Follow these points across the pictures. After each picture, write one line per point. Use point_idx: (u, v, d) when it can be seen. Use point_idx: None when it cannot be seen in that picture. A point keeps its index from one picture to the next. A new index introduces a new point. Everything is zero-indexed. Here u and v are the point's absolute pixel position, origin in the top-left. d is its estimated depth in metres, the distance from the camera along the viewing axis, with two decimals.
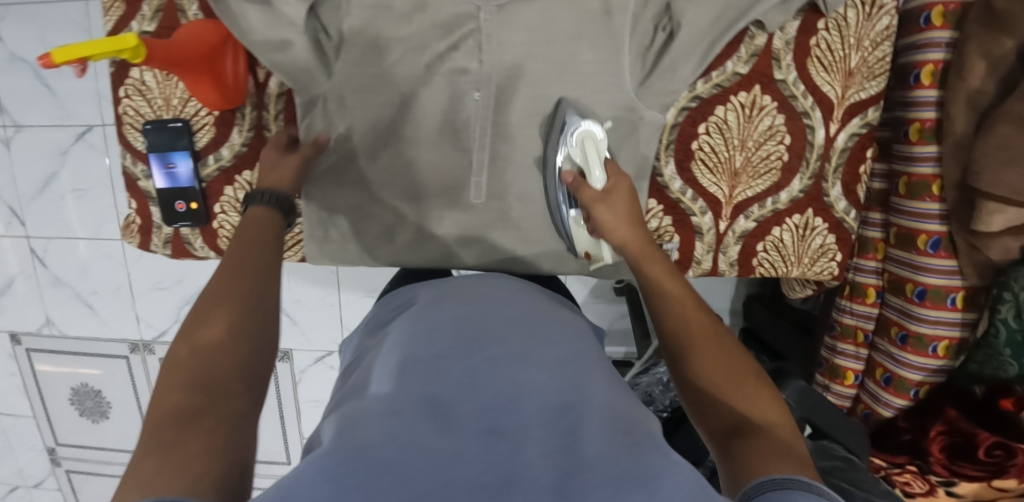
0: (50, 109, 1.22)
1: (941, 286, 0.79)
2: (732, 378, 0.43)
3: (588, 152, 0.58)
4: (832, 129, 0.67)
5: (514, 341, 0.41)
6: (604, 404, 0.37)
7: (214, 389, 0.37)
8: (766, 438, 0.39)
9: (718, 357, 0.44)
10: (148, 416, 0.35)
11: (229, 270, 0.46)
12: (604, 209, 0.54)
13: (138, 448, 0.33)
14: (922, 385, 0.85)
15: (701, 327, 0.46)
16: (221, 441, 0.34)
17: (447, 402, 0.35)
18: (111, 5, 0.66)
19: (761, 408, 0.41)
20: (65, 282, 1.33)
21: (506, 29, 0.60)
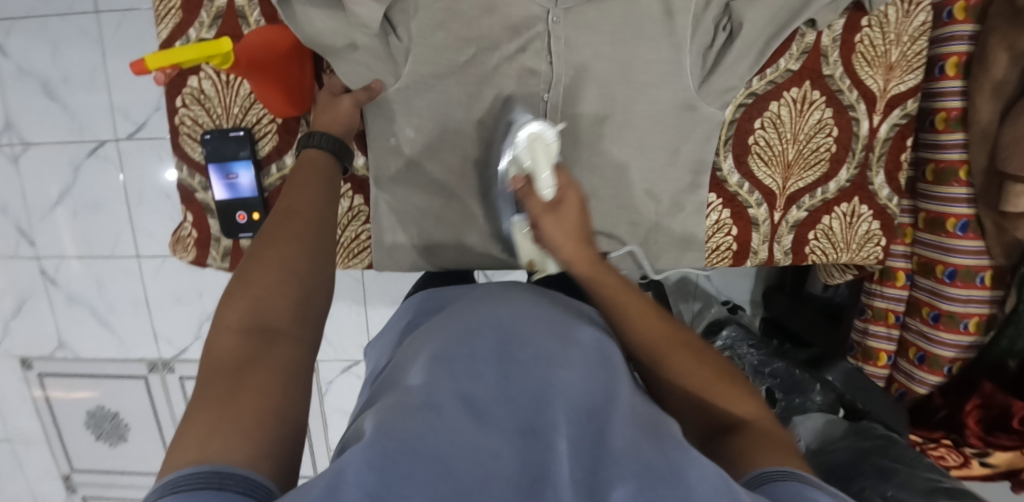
0: (61, 124, 1.19)
1: (970, 265, 0.83)
2: (712, 377, 0.44)
3: (537, 155, 0.54)
4: (876, 120, 0.70)
5: (553, 334, 0.39)
6: (630, 404, 0.36)
7: (269, 329, 0.40)
8: (754, 434, 0.41)
9: (693, 363, 0.44)
10: (210, 359, 0.38)
11: (284, 210, 0.49)
12: (551, 220, 0.51)
13: (202, 386, 0.36)
14: (955, 362, 0.89)
15: (663, 334, 0.45)
16: (274, 402, 0.36)
17: (483, 400, 0.34)
18: (166, 13, 0.64)
19: (743, 404, 0.43)
20: (80, 302, 1.30)
21: (574, 30, 0.62)
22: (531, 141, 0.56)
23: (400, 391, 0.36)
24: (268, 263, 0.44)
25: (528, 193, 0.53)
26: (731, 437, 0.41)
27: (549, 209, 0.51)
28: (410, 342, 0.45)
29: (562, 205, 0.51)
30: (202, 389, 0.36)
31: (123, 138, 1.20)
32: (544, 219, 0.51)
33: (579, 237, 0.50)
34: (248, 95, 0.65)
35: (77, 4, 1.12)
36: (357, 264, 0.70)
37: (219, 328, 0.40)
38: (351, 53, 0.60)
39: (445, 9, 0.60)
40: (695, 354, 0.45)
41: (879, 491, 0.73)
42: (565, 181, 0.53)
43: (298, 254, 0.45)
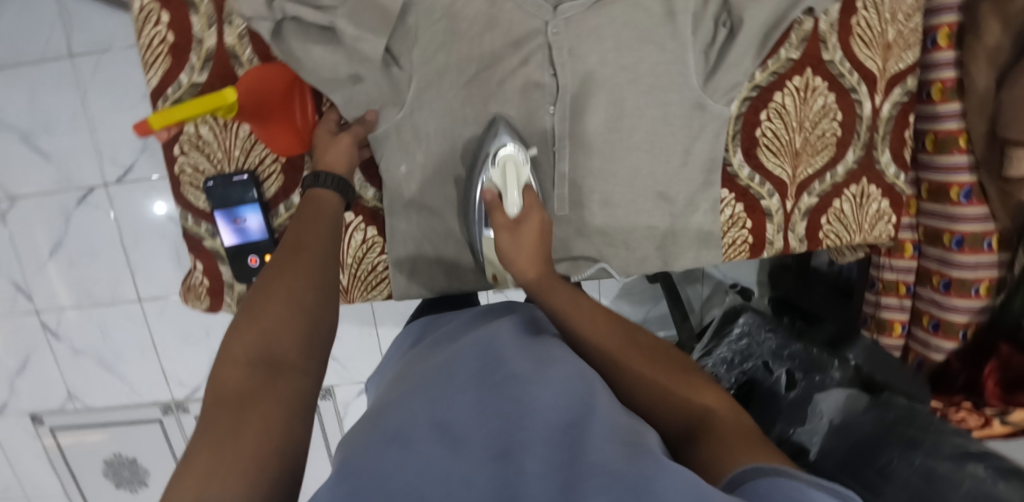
0: (47, 175, 1.17)
1: (977, 231, 0.84)
2: (664, 376, 0.44)
3: (508, 176, 0.58)
4: (877, 100, 0.71)
5: (528, 360, 0.41)
6: (612, 416, 0.36)
7: (275, 363, 0.39)
8: (717, 425, 0.39)
9: (644, 362, 0.46)
10: (211, 394, 0.37)
11: (291, 246, 0.48)
12: (508, 238, 0.55)
13: (204, 424, 0.35)
14: (969, 326, 0.90)
15: (613, 338, 0.47)
16: (272, 441, 0.34)
17: (460, 431, 0.35)
18: (154, 60, 0.61)
19: (702, 397, 0.42)
20: (85, 352, 1.28)
21: (577, 40, 0.61)
22: (503, 162, 0.58)
23: (380, 427, 0.37)
24: (272, 294, 0.43)
25: (496, 209, 0.57)
26: (697, 435, 0.39)
27: (511, 227, 0.56)
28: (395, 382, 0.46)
29: (525, 223, 0.56)
30: (205, 425, 0.35)
31: (112, 183, 1.17)
32: (501, 235, 0.55)
33: (535, 256, 0.54)
34: (248, 137, 0.64)
35: (51, 51, 1.10)
36: (375, 296, 0.69)
37: (225, 362, 0.38)
38: (354, 85, 0.59)
39: (445, 32, 0.59)
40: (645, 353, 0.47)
41: (907, 461, 0.76)
42: (532, 200, 0.57)
43: (307, 287, 0.45)
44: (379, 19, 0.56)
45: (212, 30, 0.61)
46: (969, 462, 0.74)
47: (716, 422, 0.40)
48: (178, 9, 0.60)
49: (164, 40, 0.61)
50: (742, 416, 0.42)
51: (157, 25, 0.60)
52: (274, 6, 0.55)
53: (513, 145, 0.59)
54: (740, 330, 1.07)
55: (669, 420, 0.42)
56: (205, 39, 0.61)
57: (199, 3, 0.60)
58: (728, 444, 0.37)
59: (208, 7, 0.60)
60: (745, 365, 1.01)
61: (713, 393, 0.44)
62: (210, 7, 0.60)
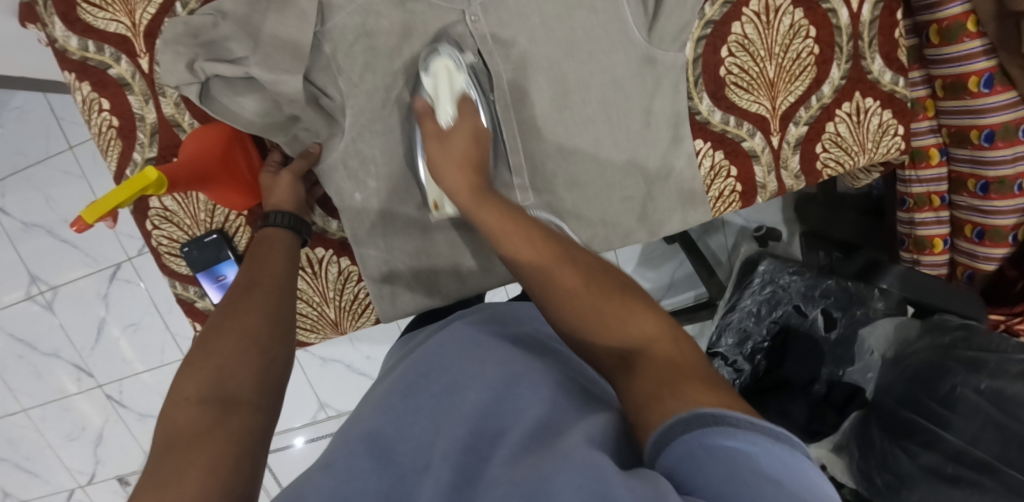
0: (77, 261, 1.24)
1: (1007, 122, 0.74)
2: (601, 302, 0.40)
3: (440, 89, 0.56)
4: (855, 5, 0.63)
5: (467, 374, 0.42)
6: (534, 419, 0.37)
7: (228, 402, 0.40)
8: (650, 366, 0.35)
9: (583, 295, 0.41)
10: (164, 434, 0.37)
11: (243, 284, 0.49)
12: (438, 147, 0.54)
13: (155, 463, 0.35)
14: (1019, 228, 0.80)
15: (547, 262, 0.43)
16: (219, 475, 0.34)
17: (391, 444, 0.36)
18: (107, 145, 0.62)
19: (638, 324, 0.38)
20: (150, 415, 1.37)
21: (500, 23, 0.59)
22: (436, 69, 0.56)
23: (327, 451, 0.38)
24: (226, 332, 0.44)
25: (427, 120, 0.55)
26: (630, 372, 0.36)
27: (441, 137, 0.55)
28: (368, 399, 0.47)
29: (455, 134, 0.54)
30: (154, 466, 0.35)
31: (135, 256, 1.24)
32: (430, 145, 0.54)
33: (466, 163, 0.53)
34: (208, 198, 0.65)
35: (53, 148, 1.17)
36: (364, 323, 0.70)
37: (177, 401, 0.39)
38: (294, 125, 0.59)
39: (365, 49, 0.58)
40: (584, 278, 0.42)
41: (971, 387, 0.70)
42: (466, 112, 0.56)
43: (261, 323, 0.46)
44: (295, 56, 0.56)
45: (150, 105, 0.62)
46: None
47: (649, 361, 0.35)
48: (115, 91, 0.61)
49: (110, 125, 0.62)
50: (684, 344, 0.37)
51: (101, 112, 0.61)
52: (196, 68, 0.55)
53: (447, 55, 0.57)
54: (761, 279, 0.99)
55: (604, 348, 0.39)
56: (146, 115, 0.62)
57: (132, 82, 0.61)
58: (654, 387, 0.33)
59: (142, 83, 0.61)
60: (775, 313, 0.95)
61: (652, 320, 0.38)
62: (142, 83, 0.61)
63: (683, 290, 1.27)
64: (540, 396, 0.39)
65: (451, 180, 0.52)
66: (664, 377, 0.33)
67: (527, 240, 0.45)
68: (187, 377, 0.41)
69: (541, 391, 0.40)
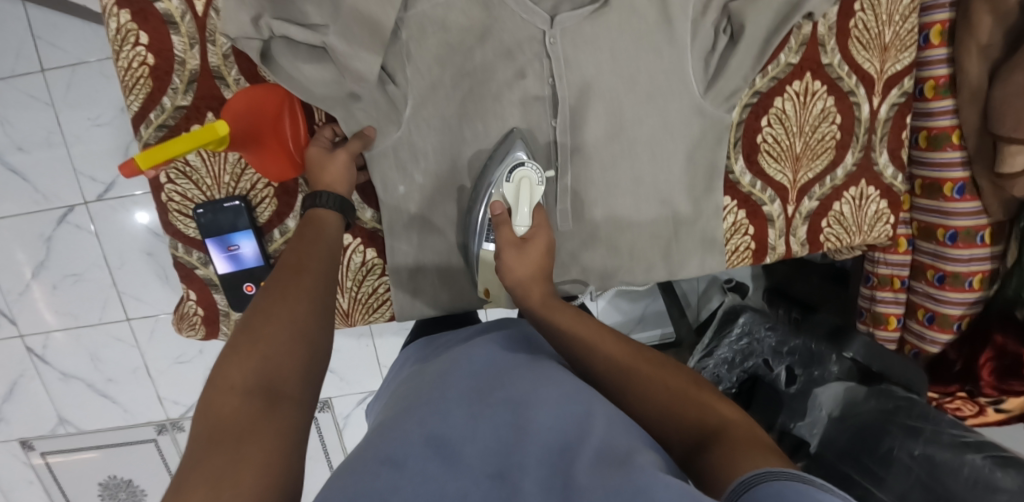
0: (23, 195, 1.12)
1: (969, 226, 0.85)
2: (678, 388, 0.44)
3: (519, 193, 0.59)
4: (876, 102, 0.71)
5: (522, 395, 0.42)
6: (605, 434, 0.39)
7: (275, 396, 0.40)
8: (727, 438, 0.39)
9: (662, 384, 0.45)
10: (208, 424, 0.37)
11: (291, 265, 0.49)
12: (513, 253, 0.55)
13: (199, 455, 0.35)
14: (963, 318, 0.91)
15: (623, 353, 0.48)
16: (274, 471, 0.35)
17: (451, 441, 0.39)
18: (133, 83, 0.57)
19: (718, 411, 0.42)
20: (75, 376, 1.25)
21: (575, 49, 0.62)
22: (517, 179, 0.59)
23: (368, 446, 0.40)
24: (270, 319, 0.44)
25: (504, 224, 0.57)
26: (708, 447, 0.39)
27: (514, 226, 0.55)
28: (408, 397, 0.48)
29: (531, 240, 0.56)
30: (194, 460, 0.35)
31: (92, 201, 1.13)
32: (506, 250, 0.55)
33: (539, 273, 0.55)
34: (237, 161, 0.61)
35: (20, 66, 1.04)
36: (377, 318, 0.69)
37: (222, 388, 0.39)
38: (353, 104, 0.59)
39: (440, 44, 0.59)
40: (658, 367, 0.46)
41: (907, 451, 0.77)
42: (540, 220, 0.58)
43: (309, 311, 0.46)
44: (372, 37, 0.56)
45: (195, 50, 0.57)
46: (968, 452, 0.71)
47: (724, 434, 0.39)
48: (157, 27, 0.56)
49: (143, 62, 0.57)
50: (758, 429, 0.41)
51: (135, 46, 0.56)
52: (261, 24, 0.53)
53: (530, 166, 0.60)
54: (739, 330, 1.07)
55: (679, 435, 0.42)
56: (187, 59, 0.57)
57: (179, 21, 0.56)
58: (731, 454, 0.37)
59: (191, 26, 0.56)
60: (747, 363, 1.03)
61: (727, 408, 0.43)
62: (192, 25, 0.56)
63: (652, 326, 1.32)
64: (599, 410, 0.41)
65: (525, 282, 0.54)
66: (740, 445, 0.37)
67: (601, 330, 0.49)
68: (233, 368, 0.40)
69: (602, 407, 0.42)
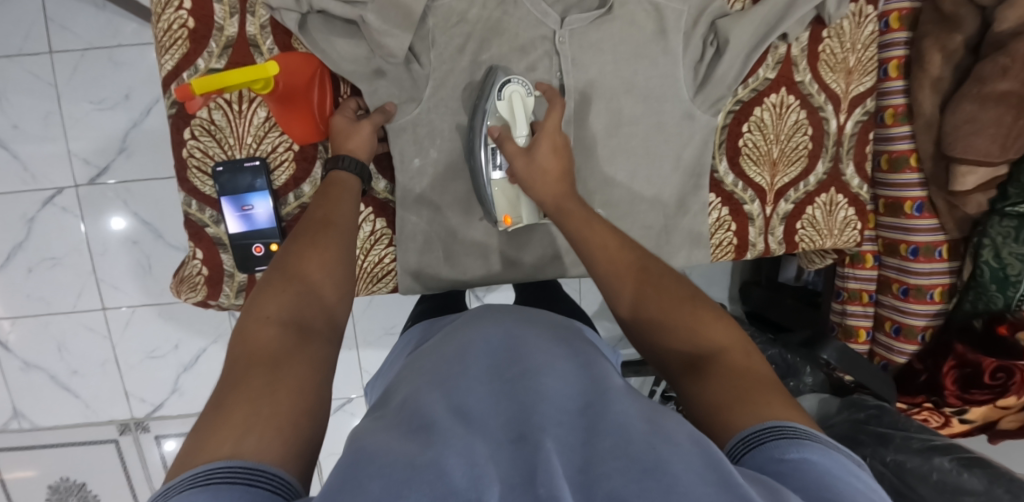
0: (11, 173, 1.11)
1: (929, 242, 0.93)
2: (670, 304, 0.47)
3: (515, 110, 0.62)
4: (842, 119, 0.79)
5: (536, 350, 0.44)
6: (621, 394, 0.41)
7: (308, 333, 0.43)
8: (718, 366, 0.42)
9: (657, 301, 0.48)
10: (243, 350, 0.39)
11: (320, 221, 0.52)
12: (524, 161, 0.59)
13: (237, 378, 0.37)
14: (927, 329, 0.98)
15: (624, 264, 0.51)
16: (305, 403, 0.37)
17: (470, 395, 0.40)
18: (172, 43, 0.61)
19: (710, 332, 0.45)
20: (37, 366, 1.21)
21: (582, 50, 0.69)
22: (509, 95, 0.62)
23: (388, 418, 0.39)
24: (300, 274, 0.46)
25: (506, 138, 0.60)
26: (699, 369, 0.43)
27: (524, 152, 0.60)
28: (426, 352, 0.50)
29: (537, 144, 0.59)
30: (232, 381, 0.37)
31: (82, 185, 1.13)
32: (517, 159, 0.59)
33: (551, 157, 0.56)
34: (262, 124, 0.64)
35: (30, 47, 1.07)
36: (380, 289, 0.71)
37: (259, 319, 0.41)
38: (378, 80, 0.64)
39: (462, 34, 0.65)
40: (656, 284, 0.49)
41: (879, 458, 0.78)
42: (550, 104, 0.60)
43: (335, 266, 0.49)
44: (403, 18, 0.62)
45: (234, 19, 0.62)
46: (936, 455, 0.73)
47: (720, 363, 0.42)
48: None
49: (184, 24, 0.61)
50: (751, 352, 0.44)
51: (178, 10, 0.61)
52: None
53: (518, 83, 0.63)
54: None
55: (676, 348, 0.46)
56: (226, 26, 0.62)
57: None
58: (728, 385, 0.40)
59: None
60: None
61: (722, 328, 0.45)
62: None
63: None
64: (611, 378, 0.43)
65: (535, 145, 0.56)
66: (729, 374, 0.41)
67: None
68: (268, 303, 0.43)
69: (614, 377, 0.44)
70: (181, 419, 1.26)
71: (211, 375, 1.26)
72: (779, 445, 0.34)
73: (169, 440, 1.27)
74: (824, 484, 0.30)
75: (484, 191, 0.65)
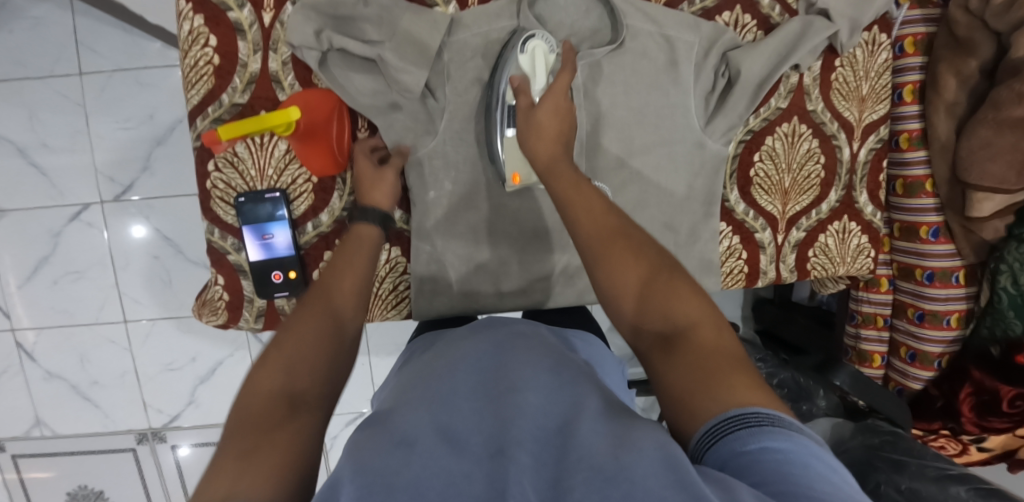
0: (41, 190, 1.16)
1: (945, 267, 0.92)
2: (649, 278, 0.46)
3: (536, 62, 0.63)
4: (855, 146, 0.79)
5: (518, 371, 0.43)
6: (597, 410, 0.39)
7: (312, 389, 0.42)
8: (686, 346, 0.41)
9: (635, 274, 0.46)
10: (249, 402, 0.41)
11: (330, 270, 0.54)
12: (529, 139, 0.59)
13: (241, 429, 0.38)
14: (943, 356, 0.96)
15: (600, 232, 0.49)
16: (301, 444, 0.38)
17: (454, 423, 0.39)
18: (197, 79, 0.64)
19: (685, 309, 0.43)
20: (60, 376, 1.24)
21: (593, 82, 0.70)
22: (531, 50, 0.63)
23: (376, 428, 0.39)
24: (303, 331, 0.47)
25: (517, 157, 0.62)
26: (670, 348, 0.42)
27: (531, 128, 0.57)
28: (416, 372, 0.49)
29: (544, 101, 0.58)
30: (235, 433, 0.38)
31: (107, 201, 1.17)
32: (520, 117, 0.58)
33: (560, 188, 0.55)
34: (282, 156, 0.66)
35: (60, 68, 1.11)
36: (395, 315, 0.73)
37: (263, 370, 0.42)
38: (392, 114, 0.65)
39: (476, 68, 0.67)
40: (632, 250, 0.47)
41: (894, 485, 0.78)
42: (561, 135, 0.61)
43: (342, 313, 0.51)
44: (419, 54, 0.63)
45: (257, 56, 0.64)
46: (952, 485, 0.73)
47: (688, 343, 0.41)
48: (226, 32, 0.63)
49: (209, 61, 0.63)
50: (725, 332, 0.43)
51: (204, 47, 0.63)
52: (322, 36, 0.61)
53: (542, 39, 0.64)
54: None
55: (648, 324, 0.44)
56: (249, 63, 0.64)
57: (247, 29, 0.63)
58: (694, 371, 0.39)
59: (256, 34, 0.64)
60: None
61: (698, 304, 0.44)
62: (258, 34, 0.64)
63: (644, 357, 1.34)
64: (591, 395, 0.41)
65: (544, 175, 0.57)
66: (699, 358, 0.40)
67: (594, 213, 0.50)
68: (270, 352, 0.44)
69: (593, 392, 0.42)
70: (197, 429, 1.29)
71: (227, 388, 1.28)
72: (741, 433, 0.33)
73: (185, 449, 1.30)
74: (781, 475, 0.30)
75: None
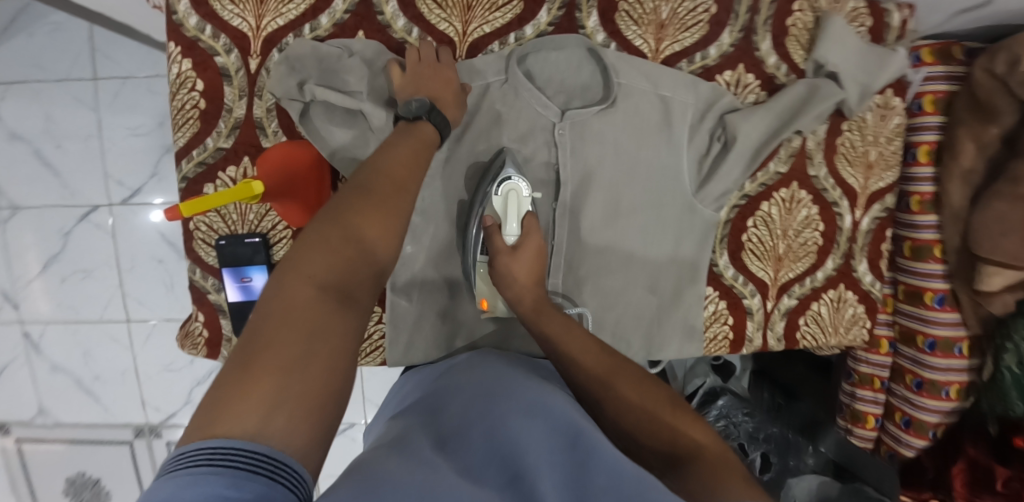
0: (53, 190, 1.19)
1: (948, 336, 0.84)
2: (654, 403, 0.48)
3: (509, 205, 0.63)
4: (858, 215, 0.75)
5: (529, 398, 0.44)
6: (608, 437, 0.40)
7: (349, 297, 0.39)
8: (696, 463, 0.41)
9: (643, 400, 0.48)
10: (278, 302, 0.36)
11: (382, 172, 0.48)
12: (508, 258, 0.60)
13: (269, 335, 0.35)
14: (939, 427, 0.87)
15: (605, 364, 0.51)
16: (337, 378, 0.35)
17: (463, 455, 0.38)
18: (183, 122, 0.64)
19: (692, 434, 0.45)
20: (65, 369, 1.29)
21: (582, 140, 0.69)
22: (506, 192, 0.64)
23: (379, 451, 0.38)
24: (336, 231, 0.41)
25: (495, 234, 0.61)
26: (680, 466, 0.42)
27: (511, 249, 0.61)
28: (410, 412, 0.48)
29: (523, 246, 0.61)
30: (262, 340, 0.34)
31: (115, 204, 1.19)
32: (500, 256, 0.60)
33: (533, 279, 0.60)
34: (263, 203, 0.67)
35: (75, 72, 1.13)
36: (369, 362, 0.72)
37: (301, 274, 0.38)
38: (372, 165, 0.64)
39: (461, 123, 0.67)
40: (640, 384, 0.49)
41: None
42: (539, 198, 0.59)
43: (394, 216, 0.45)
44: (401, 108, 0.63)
45: (242, 101, 0.64)
46: None
47: (700, 459, 0.42)
48: (213, 77, 0.63)
49: (195, 105, 0.64)
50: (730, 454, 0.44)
51: (191, 91, 0.63)
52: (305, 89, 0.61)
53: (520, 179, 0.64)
54: (722, 409, 1.08)
55: (652, 447, 0.45)
56: (234, 108, 0.64)
57: (233, 74, 0.64)
58: (714, 479, 0.38)
59: (242, 80, 0.64)
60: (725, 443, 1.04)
61: (703, 430, 0.46)
62: (244, 80, 0.64)
63: None
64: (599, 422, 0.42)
65: None
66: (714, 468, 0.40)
67: None
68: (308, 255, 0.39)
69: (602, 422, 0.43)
70: None
71: None
72: None
73: None
74: None
75: (472, 280, 0.66)
